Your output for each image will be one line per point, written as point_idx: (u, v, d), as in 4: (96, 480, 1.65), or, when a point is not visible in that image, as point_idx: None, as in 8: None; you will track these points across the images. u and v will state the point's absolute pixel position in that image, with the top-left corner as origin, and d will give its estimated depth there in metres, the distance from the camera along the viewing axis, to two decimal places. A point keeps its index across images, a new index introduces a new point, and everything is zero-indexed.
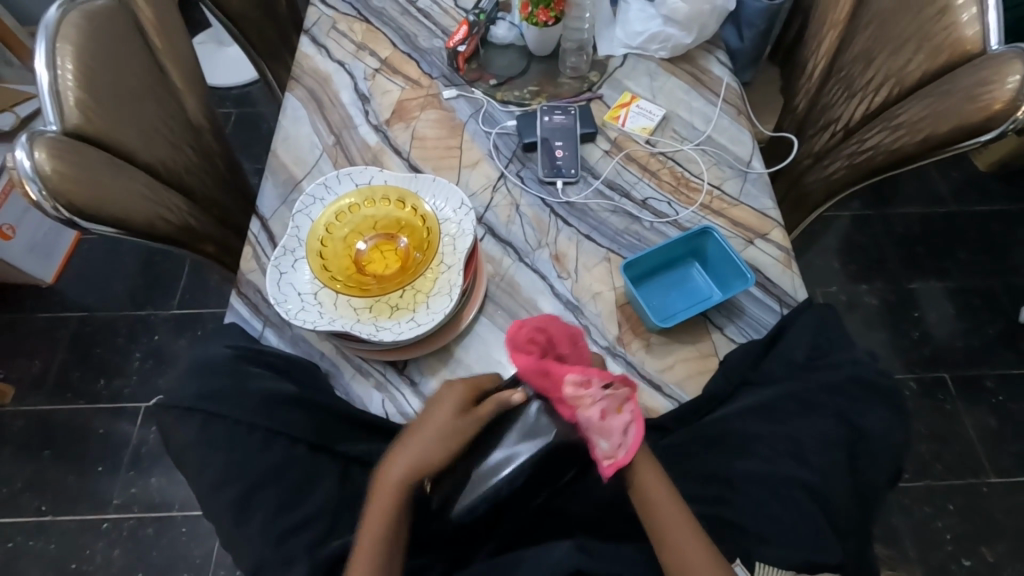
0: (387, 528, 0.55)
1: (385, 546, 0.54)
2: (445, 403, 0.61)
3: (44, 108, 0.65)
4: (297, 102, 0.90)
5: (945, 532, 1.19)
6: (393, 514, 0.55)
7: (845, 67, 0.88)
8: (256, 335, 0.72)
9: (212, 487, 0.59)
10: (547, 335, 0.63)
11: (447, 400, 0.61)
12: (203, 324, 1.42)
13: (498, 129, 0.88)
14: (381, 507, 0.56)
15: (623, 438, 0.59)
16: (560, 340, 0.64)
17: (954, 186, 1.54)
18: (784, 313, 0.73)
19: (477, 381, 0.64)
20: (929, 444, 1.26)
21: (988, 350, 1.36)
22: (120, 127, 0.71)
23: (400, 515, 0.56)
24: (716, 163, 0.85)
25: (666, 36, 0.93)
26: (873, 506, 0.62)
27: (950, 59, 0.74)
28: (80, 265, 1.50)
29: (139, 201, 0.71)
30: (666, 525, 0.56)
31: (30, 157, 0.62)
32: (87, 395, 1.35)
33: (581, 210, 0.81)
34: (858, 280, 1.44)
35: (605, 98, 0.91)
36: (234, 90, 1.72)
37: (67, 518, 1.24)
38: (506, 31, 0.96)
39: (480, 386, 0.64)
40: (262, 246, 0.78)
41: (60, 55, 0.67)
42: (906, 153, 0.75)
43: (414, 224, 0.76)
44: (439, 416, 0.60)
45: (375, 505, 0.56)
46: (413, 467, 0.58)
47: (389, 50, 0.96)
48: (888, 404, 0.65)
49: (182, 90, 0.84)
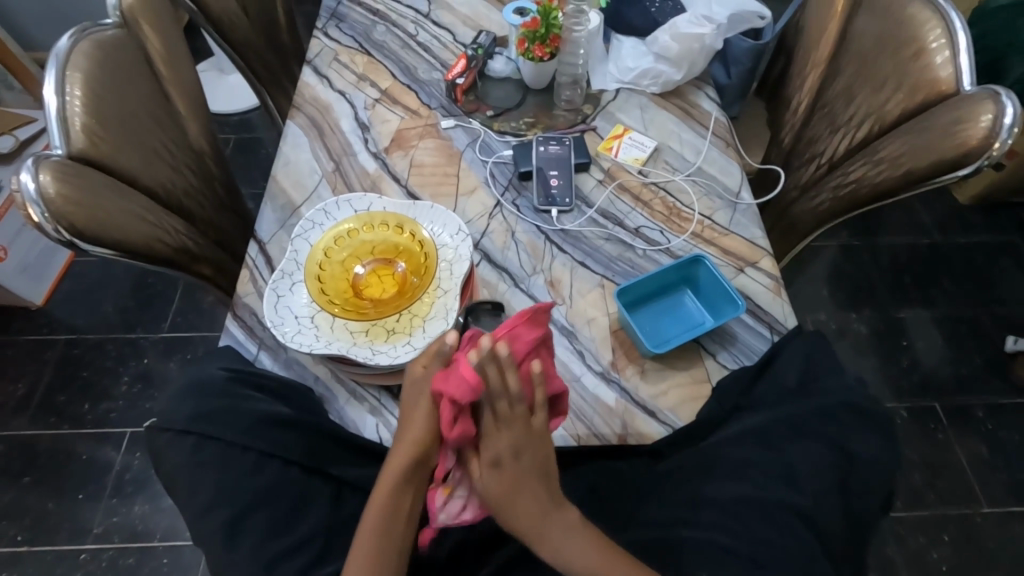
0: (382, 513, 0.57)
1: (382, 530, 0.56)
2: (414, 381, 0.62)
3: (51, 133, 0.66)
4: (298, 130, 0.92)
5: (941, 563, 1.18)
6: (393, 502, 0.58)
7: (827, 104, 0.92)
8: (250, 358, 0.71)
9: (203, 510, 0.59)
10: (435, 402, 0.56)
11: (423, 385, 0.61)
12: (194, 348, 1.41)
13: (495, 157, 0.90)
14: (381, 503, 0.58)
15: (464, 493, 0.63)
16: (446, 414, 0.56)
17: (936, 218, 1.59)
18: (774, 340, 0.74)
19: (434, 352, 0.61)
20: (921, 472, 1.26)
21: (975, 378, 1.37)
22: (124, 152, 0.72)
23: (400, 509, 0.58)
24: (706, 193, 0.87)
25: (657, 72, 0.97)
26: (868, 535, 0.62)
27: (926, 98, 0.77)
28: (72, 287, 1.49)
29: (139, 223, 0.72)
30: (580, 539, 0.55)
31: (35, 180, 0.62)
32: (71, 419, 1.33)
33: (576, 237, 0.83)
34: (846, 308, 1.46)
35: (598, 130, 0.94)
36: (234, 116, 1.75)
37: (44, 547, 1.20)
38: (504, 65, 1.00)
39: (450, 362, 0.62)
40: (259, 270, 0.78)
41: (69, 82, 0.69)
42: (888, 186, 0.78)
43: (412, 249, 0.77)
44: (414, 399, 0.61)
45: (375, 501, 0.58)
46: (407, 456, 0.59)
47: (390, 81, 0.99)
48: (878, 430, 0.65)
49: (186, 116, 0.85)
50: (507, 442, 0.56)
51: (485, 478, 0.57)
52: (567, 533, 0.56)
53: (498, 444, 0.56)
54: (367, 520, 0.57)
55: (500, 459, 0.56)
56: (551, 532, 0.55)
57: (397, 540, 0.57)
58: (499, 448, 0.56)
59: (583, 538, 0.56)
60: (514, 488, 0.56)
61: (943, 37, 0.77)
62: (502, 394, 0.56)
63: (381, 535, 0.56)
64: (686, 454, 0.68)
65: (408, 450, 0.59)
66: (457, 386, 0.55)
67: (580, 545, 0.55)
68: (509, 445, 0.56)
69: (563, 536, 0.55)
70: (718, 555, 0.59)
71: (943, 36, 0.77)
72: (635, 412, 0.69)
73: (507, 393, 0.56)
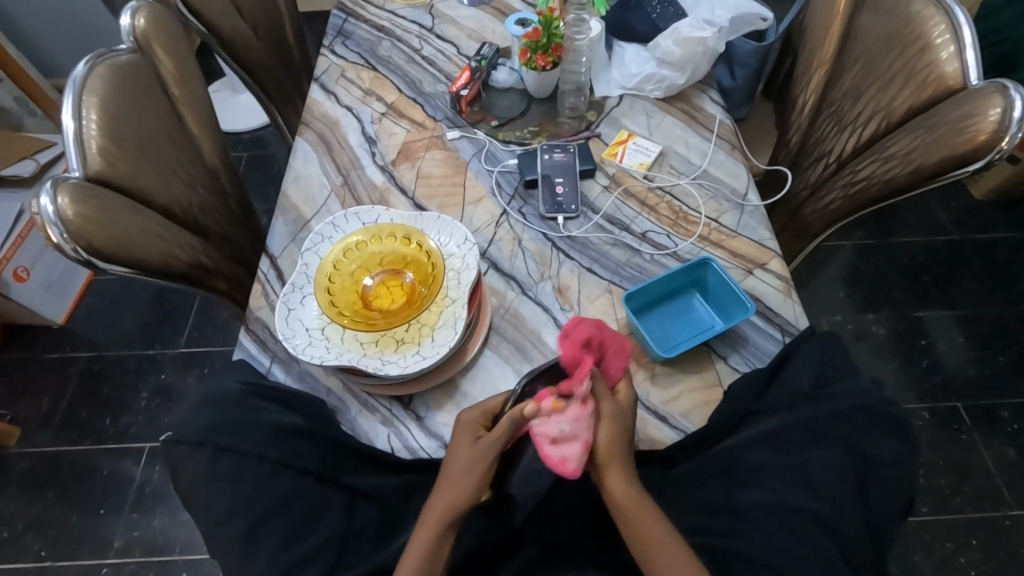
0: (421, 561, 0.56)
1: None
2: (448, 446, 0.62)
3: (68, 157, 0.68)
4: (307, 145, 0.94)
5: (970, 569, 1.15)
6: (431, 549, 0.57)
7: (833, 103, 0.92)
8: (264, 371, 0.73)
9: (220, 521, 0.59)
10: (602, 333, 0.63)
11: (459, 437, 0.62)
12: (211, 362, 1.43)
13: (500, 167, 0.91)
14: (417, 546, 0.57)
15: (546, 438, 0.58)
16: (613, 347, 0.63)
17: (952, 215, 1.56)
18: (785, 342, 0.73)
19: (488, 407, 0.64)
20: (946, 475, 1.23)
21: (999, 378, 1.34)
22: (139, 172, 0.74)
23: (437, 557, 0.56)
24: (713, 196, 0.87)
25: (661, 77, 0.97)
26: (890, 541, 0.61)
27: (935, 93, 0.77)
28: (92, 305, 1.52)
29: (155, 241, 0.73)
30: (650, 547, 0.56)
31: (54, 202, 0.64)
32: (92, 434, 1.35)
33: (582, 243, 0.83)
34: (862, 308, 1.44)
35: (603, 136, 0.94)
36: (246, 134, 1.78)
37: (67, 561, 1.22)
38: (507, 75, 1.01)
39: (491, 411, 0.64)
40: (271, 283, 0.79)
41: (86, 107, 0.71)
42: (897, 184, 0.78)
43: (419, 260, 0.78)
44: (459, 448, 0.61)
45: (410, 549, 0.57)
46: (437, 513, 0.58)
47: (395, 95, 1.00)
48: (899, 432, 0.64)
49: (199, 136, 0.87)
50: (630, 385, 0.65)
51: (620, 411, 0.62)
52: (631, 475, 0.60)
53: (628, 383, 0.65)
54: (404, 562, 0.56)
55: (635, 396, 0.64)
56: (621, 466, 0.60)
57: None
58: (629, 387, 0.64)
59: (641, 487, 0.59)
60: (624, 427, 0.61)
61: (947, 33, 0.77)
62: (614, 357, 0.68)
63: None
64: (700, 458, 0.67)
65: (443, 501, 0.59)
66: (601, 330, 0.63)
67: (639, 489, 0.59)
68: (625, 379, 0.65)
69: (627, 475, 0.59)
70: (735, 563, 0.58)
71: (947, 31, 0.77)
72: (646, 417, 0.69)
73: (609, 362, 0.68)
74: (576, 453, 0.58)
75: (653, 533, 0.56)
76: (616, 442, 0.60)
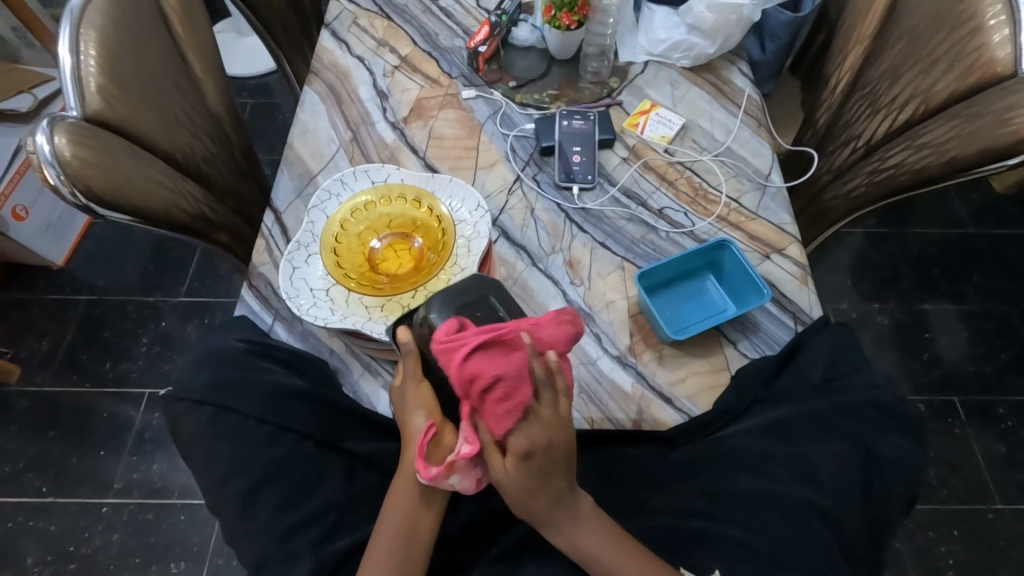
0: (401, 521, 0.57)
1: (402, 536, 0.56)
2: (399, 385, 0.61)
3: (66, 94, 0.65)
4: (315, 96, 0.90)
5: (948, 558, 1.17)
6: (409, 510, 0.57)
7: (869, 83, 0.87)
8: (266, 329, 0.71)
9: (219, 482, 0.60)
10: (462, 380, 0.53)
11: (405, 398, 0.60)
12: (211, 313, 1.42)
13: (516, 131, 0.87)
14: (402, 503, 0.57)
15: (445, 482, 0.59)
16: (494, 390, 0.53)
17: (971, 208, 1.53)
18: (799, 330, 0.72)
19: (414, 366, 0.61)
20: (936, 468, 1.25)
21: (1000, 375, 1.34)
22: (141, 115, 0.71)
23: (413, 515, 0.57)
24: (735, 174, 0.84)
25: (690, 45, 0.92)
26: (886, 536, 0.61)
27: (979, 80, 0.73)
28: (93, 248, 1.50)
29: (157, 189, 0.71)
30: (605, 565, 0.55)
31: (50, 142, 0.61)
32: (93, 377, 1.36)
33: (597, 217, 0.80)
34: (870, 298, 1.42)
35: (625, 105, 0.90)
36: (252, 80, 1.72)
37: (68, 498, 1.24)
38: (528, 33, 0.96)
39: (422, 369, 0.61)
40: (275, 239, 0.77)
41: (84, 42, 0.67)
42: (929, 174, 0.74)
43: (429, 224, 0.75)
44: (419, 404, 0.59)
45: (393, 506, 0.57)
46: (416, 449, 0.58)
47: (410, 47, 0.95)
48: (905, 429, 0.64)
49: (203, 81, 0.84)
50: (538, 429, 0.54)
51: (508, 478, 0.55)
52: (576, 517, 0.56)
53: (535, 442, 0.53)
54: (388, 519, 0.57)
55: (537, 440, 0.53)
56: (560, 513, 0.56)
57: (417, 540, 0.56)
58: (531, 438, 0.53)
59: (598, 529, 0.57)
60: (531, 488, 0.55)
61: (1003, 14, 0.72)
62: (542, 382, 0.54)
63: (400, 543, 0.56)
64: (704, 443, 0.66)
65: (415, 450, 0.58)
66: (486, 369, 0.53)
67: (590, 535, 0.56)
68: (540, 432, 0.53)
69: (569, 521, 0.56)
70: (733, 550, 0.59)
71: (1002, 13, 0.72)
72: (650, 398, 0.68)
73: (547, 381, 0.54)
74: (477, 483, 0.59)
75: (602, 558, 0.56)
76: (543, 496, 0.55)
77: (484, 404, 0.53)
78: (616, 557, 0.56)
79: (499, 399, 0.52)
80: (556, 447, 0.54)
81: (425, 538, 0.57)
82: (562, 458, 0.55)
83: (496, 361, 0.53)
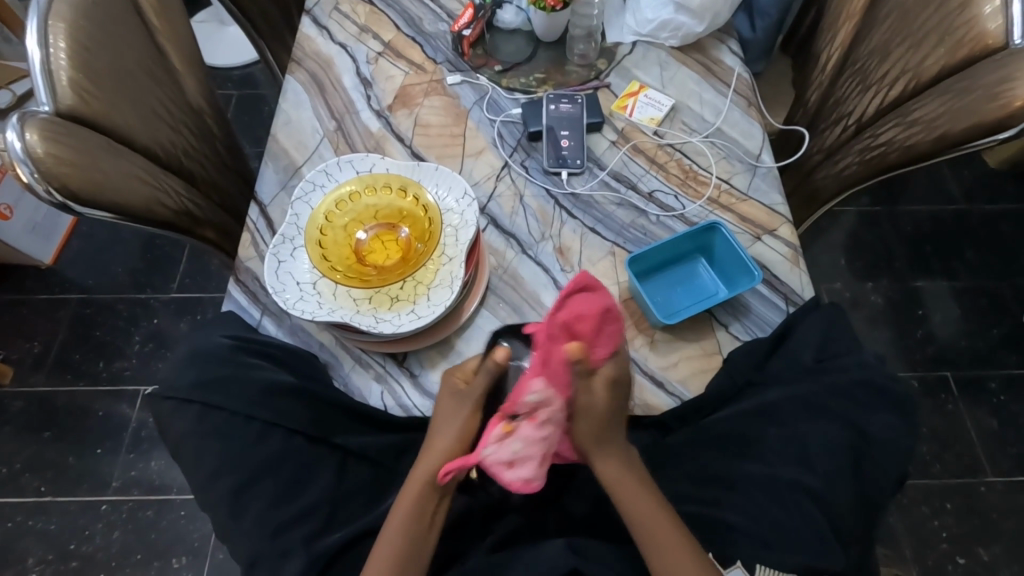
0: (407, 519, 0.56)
1: (408, 534, 0.56)
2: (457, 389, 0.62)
3: (37, 89, 0.63)
4: (298, 86, 0.88)
5: (942, 532, 1.19)
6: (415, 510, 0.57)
7: (860, 60, 0.86)
8: (254, 324, 0.71)
9: (210, 479, 0.60)
10: (567, 316, 0.57)
11: (446, 403, 0.61)
12: (204, 309, 1.41)
13: (503, 116, 0.86)
14: (408, 506, 0.57)
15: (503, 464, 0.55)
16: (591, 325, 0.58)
17: (964, 184, 1.52)
18: (790, 312, 0.71)
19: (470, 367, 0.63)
20: (930, 443, 1.26)
21: (993, 350, 1.35)
22: (117, 109, 0.69)
23: (422, 517, 0.57)
24: (725, 156, 0.83)
25: (677, 24, 0.90)
26: (877, 514, 0.62)
27: (970, 53, 0.71)
28: (81, 247, 1.48)
29: (137, 185, 0.69)
30: (642, 514, 0.56)
31: (21, 139, 0.60)
32: (87, 376, 1.35)
33: (586, 202, 0.80)
34: (863, 277, 1.42)
35: (613, 87, 0.89)
36: (236, 71, 1.69)
37: (67, 498, 1.24)
38: (513, 15, 0.94)
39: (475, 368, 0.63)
40: (261, 233, 0.76)
41: (53, 33, 0.65)
42: (919, 151, 0.74)
43: (416, 214, 0.74)
44: (452, 411, 0.61)
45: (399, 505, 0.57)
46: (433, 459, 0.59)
47: (393, 33, 0.93)
48: (895, 408, 0.64)
49: (181, 72, 0.82)
50: (622, 364, 0.59)
51: (594, 405, 0.57)
52: (622, 455, 0.59)
53: (610, 370, 0.58)
54: (395, 518, 0.57)
55: (619, 374, 0.58)
56: (608, 449, 0.59)
57: (425, 535, 0.56)
58: (619, 365, 0.59)
59: (634, 467, 0.59)
60: (599, 422, 0.58)
61: None
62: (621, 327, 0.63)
63: (404, 544, 0.56)
64: (697, 427, 0.66)
65: (433, 457, 0.59)
66: (585, 305, 0.58)
67: (626, 475, 0.58)
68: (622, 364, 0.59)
69: (617, 458, 0.59)
70: (724, 532, 0.60)
71: None
72: (642, 383, 0.68)
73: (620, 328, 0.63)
74: (537, 470, 0.56)
75: (640, 508, 0.57)
76: (599, 433, 0.58)
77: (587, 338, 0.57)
78: (647, 509, 0.57)
79: (604, 331, 0.58)
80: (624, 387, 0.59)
81: (433, 535, 0.57)
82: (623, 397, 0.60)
83: (593, 299, 0.59)
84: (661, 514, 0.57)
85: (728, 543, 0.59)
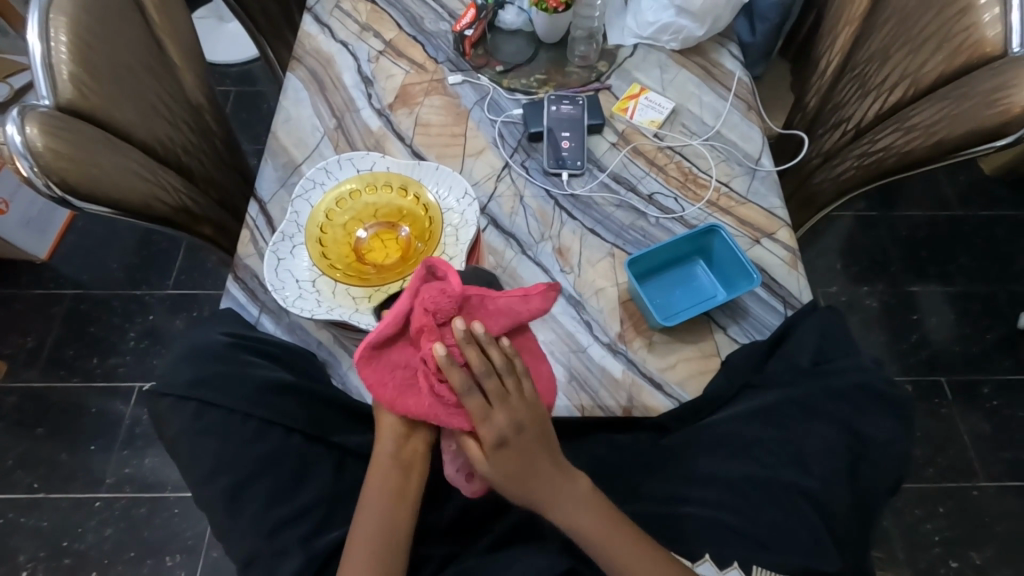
0: (380, 518, 0.56)
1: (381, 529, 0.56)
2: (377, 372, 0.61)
3: (37, 83, 0.63)
4: (298, 83, 0.88)
5: (934, 535, 1.20)
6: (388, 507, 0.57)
7: (859, 65, 0.87)
8: (252, 322, 0.71)
9: (205, 477, 0.60)
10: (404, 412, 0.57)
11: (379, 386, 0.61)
12: (200, 306, 1.41)
13: (504, 117, 0.86)
14: (379, 484, 0.58)
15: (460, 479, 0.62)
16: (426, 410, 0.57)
17: (959, 189, 1.53)
18: (788, 315, 0.72)
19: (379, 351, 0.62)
20: (924, 447, 1.27)
21: (986, 354, 1.36)
22: (117, 103, 0.69)
23: (396, 513, 0.57)
24: (724, 159, 0.83)
25: (678, 27, 0.90)
26: (872, 515, 0.62)
27: (969, 60, 0.72)
28: (76, 243, 1.48)
29: (135, 180, 0.69)
30: (614, 546, 0.55)
31: (21, 132, 0.60)
32: (81, 372, 1.34)
33: (586, 203, 0.80)
34: (859, 281, 1.43)
35: (613, 89, 0.89)
36: (234, 67, 1.69)
37: (60, 494, 1.23)
38: (515, 16, 0.94)
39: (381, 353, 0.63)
40: (260, 230, 0.76)
41: (54, 27, 0.65)
42: (917, 156, 0.74)
43: (416, 214, 0.74)
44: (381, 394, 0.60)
45: (369, 491, 0.58)
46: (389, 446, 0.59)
47: (394, 32, 0.93)
48: (892, 410, 0.64)
49: (182, 68, 0.81)
50: (497, 422, 0.55)
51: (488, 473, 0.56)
52: (577, 495, 0.57)
53: (494, 426, 0.55)
54: (364, 519, 0.56)
55: (497, 435, 0.55)
56: (556, 495, 0.56)
57: (397, 525, 0.56)
58: (497, 427, 0.55)
59: (596, 505, 0.57)
60: (516, 475, 0.56)
61: None
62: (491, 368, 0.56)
63: (383, 525, 0.56)
64: (694, 429, 0.67)
65: (386, 438, 0.59)
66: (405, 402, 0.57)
67: (587, 513, 0.56)
68: (507, 420, 0.55)
69: (571, 499, 0.56)
70: (721, 533, 0.59)
71: None
72: (640, 385, 0.68)
73: (496, 365, 0.56)
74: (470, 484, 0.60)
75: (609, 540, 0.55)
76: (528, 479, 0.56)
77: (434, 405, 0.56)
78: (620, 540, 0.55)
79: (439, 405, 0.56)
80: (537, 427, 0.57)
81: (403, 524, 0.57)
82: (545, 427, 0.57)
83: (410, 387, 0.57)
84: (632, 541, 0.55)
85: (726, 544, 0.59)
